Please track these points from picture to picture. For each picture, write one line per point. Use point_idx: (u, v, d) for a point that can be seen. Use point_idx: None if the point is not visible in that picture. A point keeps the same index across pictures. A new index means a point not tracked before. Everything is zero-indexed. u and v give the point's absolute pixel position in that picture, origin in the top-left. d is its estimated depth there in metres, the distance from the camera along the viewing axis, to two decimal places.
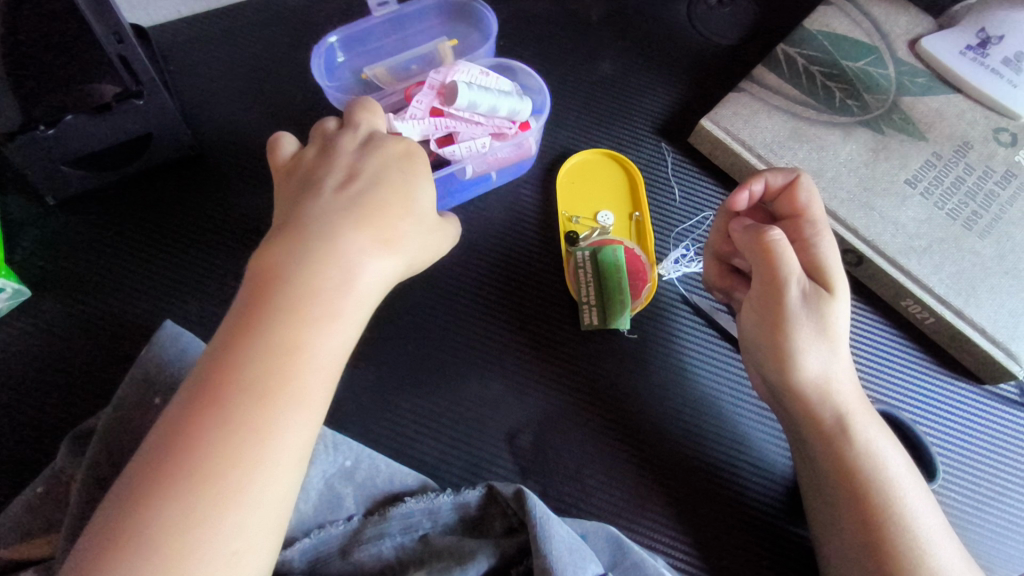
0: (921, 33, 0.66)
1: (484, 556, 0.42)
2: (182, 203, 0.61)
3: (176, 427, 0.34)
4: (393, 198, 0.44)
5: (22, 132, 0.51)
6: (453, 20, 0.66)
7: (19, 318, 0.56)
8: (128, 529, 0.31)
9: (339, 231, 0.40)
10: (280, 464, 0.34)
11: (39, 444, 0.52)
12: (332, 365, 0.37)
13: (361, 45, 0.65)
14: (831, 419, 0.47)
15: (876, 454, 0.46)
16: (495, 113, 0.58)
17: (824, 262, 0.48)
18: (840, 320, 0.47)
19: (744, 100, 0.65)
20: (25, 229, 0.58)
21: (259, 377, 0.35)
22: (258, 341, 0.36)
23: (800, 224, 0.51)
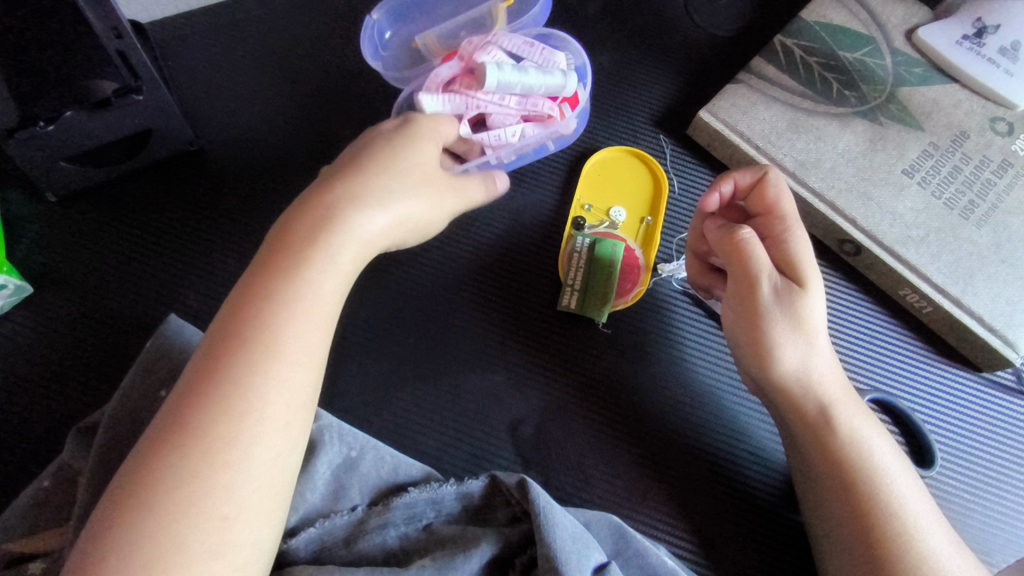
0: (918, 22, 0.66)
1: (487, 544, 0.43)
2: (183, 200, 0.61)
3: (184, 395, 0.37)
4: (372, 159, 0.45)
5: (22, 128, 0.52)
6: None
7: (21, 314, 0.56)
8: (135, 496, 0.34)
9: (324, 196, 0.43)
10: (269, 424, 0.37)
11: (45, 438, 0.53)
12: (308, 330, 0.40)
13: (409, 13, 0.64)
14: (814, 410, 0.47)
15: (860, 441, 0.46)
16: (530, 90, 0.58)
17: (800, 254, 0.49)
18: (816, 308, 0.48)
19: (742, 91, 0.65)
20: (26, 225, 0.59)
21: (253, 341, 0.38)
22: (243, 315, 0.39)
23: (774, 216, 0.51)
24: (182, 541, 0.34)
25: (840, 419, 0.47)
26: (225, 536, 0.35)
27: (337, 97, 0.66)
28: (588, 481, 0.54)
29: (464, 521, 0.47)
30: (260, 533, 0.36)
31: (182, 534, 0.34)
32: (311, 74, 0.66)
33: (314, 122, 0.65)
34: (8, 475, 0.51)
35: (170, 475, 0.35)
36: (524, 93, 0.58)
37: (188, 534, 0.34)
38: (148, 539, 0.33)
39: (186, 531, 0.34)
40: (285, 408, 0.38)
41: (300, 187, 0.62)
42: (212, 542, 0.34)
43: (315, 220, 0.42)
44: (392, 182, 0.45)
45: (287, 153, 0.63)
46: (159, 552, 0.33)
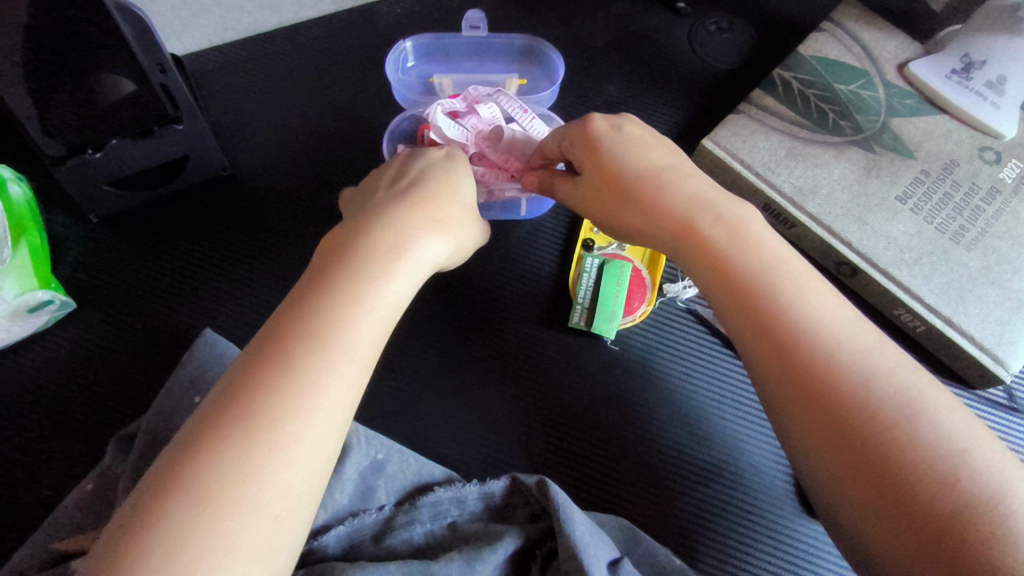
0: (909, 57, 0.70)
1: (511, 537, 0.46)
2: (217, 220, 0.65)
3: (242, 382, 0.37)
4: (438, 187, 0.50)
5: (72, 156, 0.56)
6: (528, 63, 0.71)
7: (65, 327, 0.60)
8: (185, 484, 0.34)
9: (403, 218, 0.47)
10: (327, 423, 0.38)
11: (85, 444, 0.56)
12: (375, 338, 0.42)
13: (439, 56, 0.71)
14: (704, 239, 0.45)
15: (759, 262, 0.43)
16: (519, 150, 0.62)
17: (596, 133, 0.51)
18: (655, 169, 0.49)
19: (743, 121, 0.69)
20: (69, 244, 0.63)
21: (319, 338, 0.39)
22: (318, 311, 0.40)
23: (563, 139, 0.53)
24: (230, 539, 0.33)
25: (773, 262, 0.43)
26: (270, 537, 0.34)
27: (361, 125, 0.70)
28: (605, 493, 0.57)
29: (487, 518, 0.50)
30: (298, 539, 0.36)
31: (229, 528, 0.33)
32: (336, 104, 0.71)
33: (340, 148, 0.69)
34: (50, 479, 0.54)
35: (224, 461, 0.35)
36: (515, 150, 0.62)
37: (234, 531, 0.33)
38: (195, 529, 0.33)
39: (234, 528, 0.33)
40: (340, 414, 0.39)
41: (325, 209, 0.66)
42: (259, 541, 0.34)
43: (393, 238, 0.45)
44: (457, 217, 0.50)
45: (314, 178, 0.67)
46: (204, 549, 0.32)
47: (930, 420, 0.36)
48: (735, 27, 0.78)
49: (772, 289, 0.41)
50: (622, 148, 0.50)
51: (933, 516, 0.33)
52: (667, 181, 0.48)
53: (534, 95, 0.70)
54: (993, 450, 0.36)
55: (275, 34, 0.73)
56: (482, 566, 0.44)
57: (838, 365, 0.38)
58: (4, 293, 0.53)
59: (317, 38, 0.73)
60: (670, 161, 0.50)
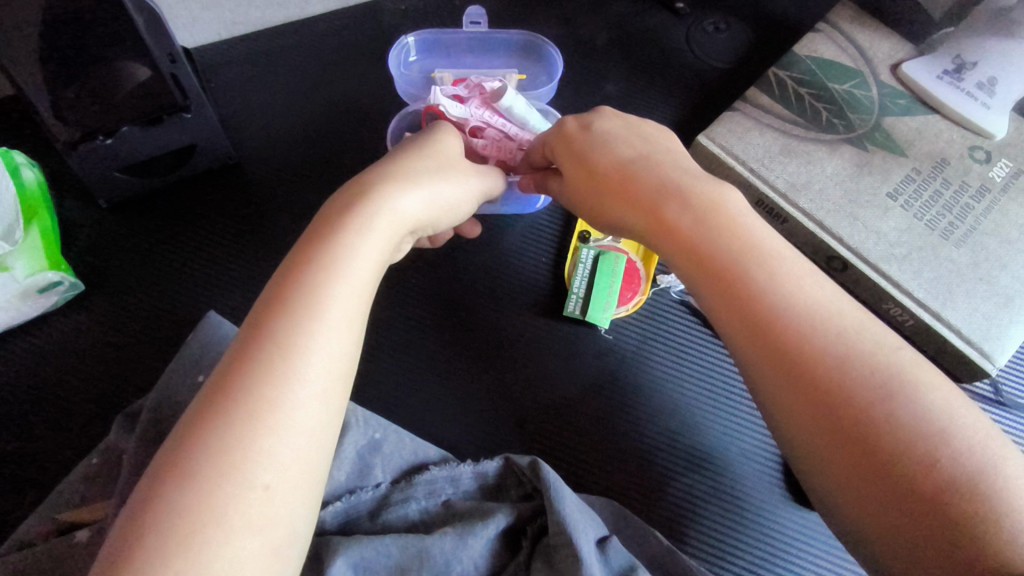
0: (902, 58, 0.71)
1: (504, 514, 0.47)
2: (222, 207, 0.67)
3: (231, 360, 0.39)
4: (408, 154, 0.51)
5: (83, 141, 0.58)
6: (525, 58, 0.73)
7: (74, 308, 0.61)
8: (180, 461, 0.35)
9: (363, 181, 0.47)
10: (314, 392, 0.38)
11: (93, 419, 0.57)
12: (356, 305, 0.42)
13: (440, 52, 0.73)
14: (682, 228, 0.46)
15: (733, 248, 0.44)
16: (527, 126, 0.64)
17: (572, 129, 0.54)
18: (629, 159, 0.50)
19: (738, 118, 0.70)
20: (79, 228, 0.64)
21: (298, 309, 0.40)
22: (297, 283, 0.41)
23: (545, 138, 0.56)
24: (223, 510, 0.34)
25: (747, 248, 0.44)
26: (265, 507, 0.35)
27: (365, 118, 0.72)
28: (600, 482, 0.58)
29: (480, 497, 0.51)
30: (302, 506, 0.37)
31: (223, 499, 0.34)
32: (341, 97, 0.73)
33: (344, 139, 0.71)
34: (58, 453, 0.56)
35: (214, 436, 0.36)
36: (524, 126, 0.64)
37: (228, 500, 0.34)
38: (190, 504, 0.34)
39: (228, 500, 0.34)
40: (327, 381, 0.39)
41: (328, 198, 0.68)
42: (255, 511, 0.35)
43: (361, 201, 0.45)
44: (427, 169, 0.49)
45: (319, 169, 0.69)
46: (200, 522, 0.33)
47: (908, 397, 0.37)
48: (732, 27, 0.80)
49: (745, 275, 0.42)
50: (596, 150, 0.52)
51: (916, 488, 0.35)
52: (642, 171, 0.49)
53: (533, 88, 0.72)
54: (971, 422, 0.37)
55: (282, 28, 0.75)
56: (475, 541, 0.45)
57: (810, 351, 0.39)
58: (16, 273, 0.55)
59: (323, 33, 0.75)
60: (643, 149, 0.52)
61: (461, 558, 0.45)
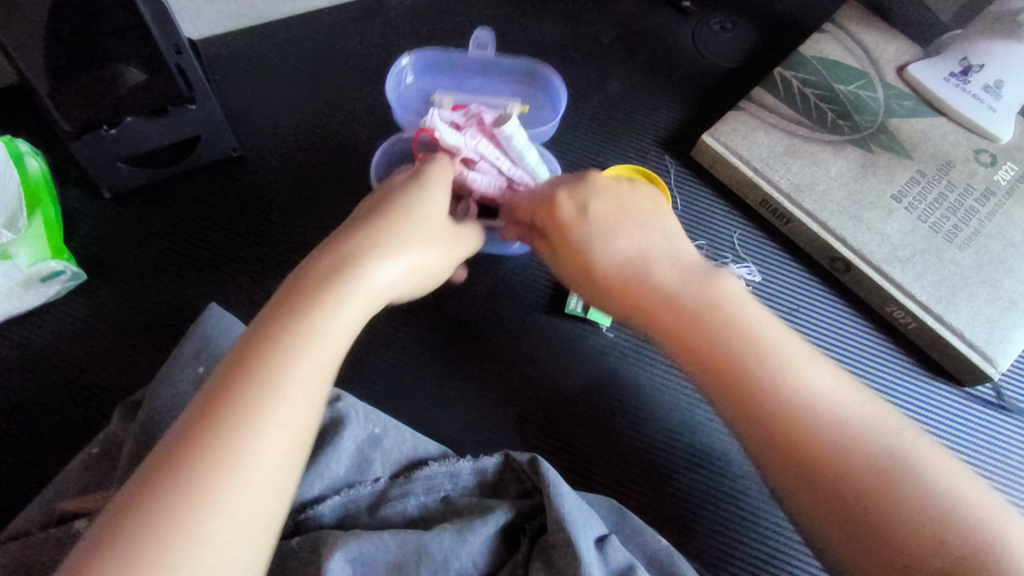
0: (908, 60, 0.71)
1: (503, 511, 0.47)
2: (225, 199, 0.67)
3: (185, 424, 0.34)
4: (401, 200, 0.45)
5: (89, 131, 0.58)
6: (529, 88, 0.69)
7: (76, 298, 0.61)
8: (107, 547, 0.30)
9: (342, 240, 0.42)
10: (271, 474, 0.34)
11: (93, 410, 0.57)
12: (328, 371, 0.37)
13: (442, 76, 0.70)
14: (676, 313, 0.45)
15: (730, 330, 0.43)
16: (523, 162, 0.57)
17: (561, 221, 0.50)
18: (626, 262, 0.48)
19: (743, 117, 0.70)
20: (82, 218, 0.64)
21: (265, 370, 0.35)
22: (270, 341, 0.36)
23: (532, 211, 0.52)
24: None
25: (749, 343, 0.43)
26: None
27: (368, 112, 0.72)
28: (600, 483, 0.57)
29: (480, 493, 0.51)
30: None
31: None
32: (345, 91, 0.73)
33: (347, 133, 0.71)
34: (58, 442, 0.56)
35: (150, 519, 0.31)
36: (518, 162, 0.58)
37: None
38: None
39: None
40: (286, 460, 0.34)
41: (331, 192, 0.68)
42: None
43: (345, 259, 0.40)
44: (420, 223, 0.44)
45: (321, 164, 0.69)
46: None
47: (919, 479, 0.38)
48: (738, 26, 0.79)
49: (752, 372, 0.42)
50: (585, 241, 0.49)
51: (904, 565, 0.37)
52: (638, 276, 0.47)
53: (535, 121, 0.67)
54: (981, 502, 0.37)
55: (286, 21, 0.75)
56: (474, 537, 0.45)
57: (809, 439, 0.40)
58: (19, 262, 0.56)
59: (327, 25, 0.75)
60: (636, 243, 0.48)
61: (460, 554, 0.45)
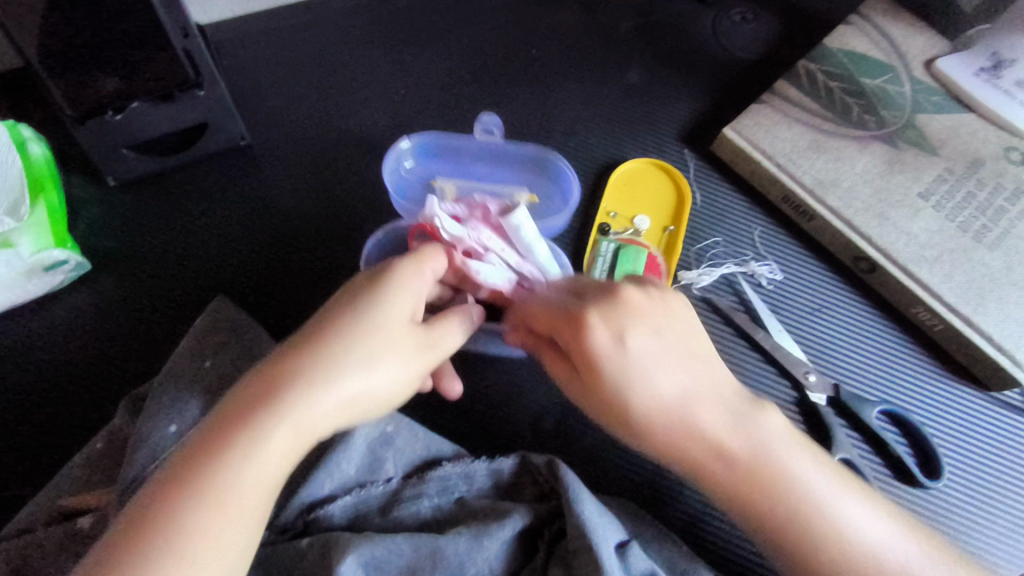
0: (937, 54, 0.69)
1: (520, 515, 0.46)
2: (232, 189, 0.65)
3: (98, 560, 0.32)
4: (352, 320, 0.40)
5: (94, 116, 0.57)
6: (540, 175, 0.66)
7: (79, 288, 0.60)
8: None
9: (289, 357, 0.38)
10: None
11: (96, 404, 0.56)
12: (245, 523, 0.34)
13: (448, 159, 0.66)
14: (692, 440, 0.41)
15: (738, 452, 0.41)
16: (531, 254, 0.55)
17: (593, 349, 0.41)
18: (670, 407, 0.41)
19: (766, 111, 0.68)
20: (86, 206, 0.63)
21: (173, 525, 0.33)
22: (185, 493, 0.33)
23: (556, 326, 0.44)
24: None
25: (764, 474, 0.40)
26: None
27: (379, 100, 0.70)
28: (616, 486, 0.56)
29: (495, 496, 0.49)
30: None
31: None
32: (355, 78, 0.71)
33: (357, 123, 0.69)
34: (61, 436, 0.55)
35: None
36: (526, 254, 0.55)
37: None
38: None
39: None
40: None
41: (341, 183, 0.66)
42: None
43: (272, 401, 0.36)
44: (365, 347, 0.39)
45: (331, 155, 0.67)
46: None
47: None
48: (760, 17, 0.77)
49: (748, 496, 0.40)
50: (625, 384, 0.41)
51: None
52: (680, 418, 0.41)
53: (544, 214, 0.63)
54: None
55: (296, 6, 0.73)
56: (490, 543, 0.44)
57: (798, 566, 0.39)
58: (20, 250, 0.54)
59: (338, 11, 0.73)
60: (678, 378, 0.41)
61: (475, 559, 0.43)
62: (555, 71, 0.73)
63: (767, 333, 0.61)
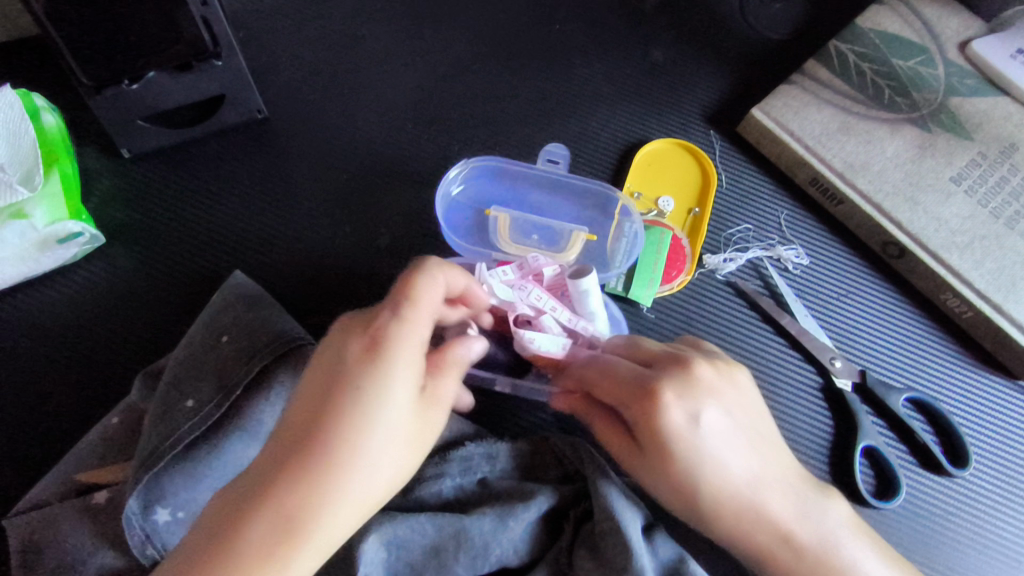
0: (972, 35, 0.67)
1: (545, 496, 0.45)
2: (248, 163, 0.63)
3: None
4: (360, 405, 0.35)
5: (111, 86, 0.55)
6: (599, 214, 0.63)
7: (94, 261, 0.58)
8: None
9: (281, 466, 0.33)
10: None
11: (112, 378, 0.55)
12: None
13: (504, 188, 0.64)
14: (758, 522, 0.40)
15: (800, 528, 0.40)
16: (589, 316, 0.54)
17: (669, 431, 0.40)
18: (732, 492, 0.40)
19: (795, 92, 0.66)
20: (101, 178, 0.62)
21: None
22: None
23: (624, 399, 0.43)
24: None
25: (818, 546, 0.40)
26: None
27: (398, 76, 0.68)
28: None
29: (518, 476, 0.48)
30: None
31: None
32: (375, 53, 0.69)
33: (377, 99, 0.67)
34: (77, 410, 0.54)
35: None
36: (583, 315, 0.54)
37: None
38: None
39: None
40: None
41: (359, 159, 0.65)
42: None
43: (283, 513, 0.32)
44: (377, 437, 0.35)
45: (350, 131, 0.66)
46: None
47: None
48: None
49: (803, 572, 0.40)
50: (686, 464, 0.40)
51: None
52: (738, 505, 0.40)
53: (596, 256, 0.61)
54: None
55: None
56: (515, 523, 0.43)
57: None
58: (35, 222, 0.53)
59: None
60: (740, 458, 0.41)
61: (500, 540, 0.43)
62: (578, 48, 0.72)
63: (792, 318, 0.60)
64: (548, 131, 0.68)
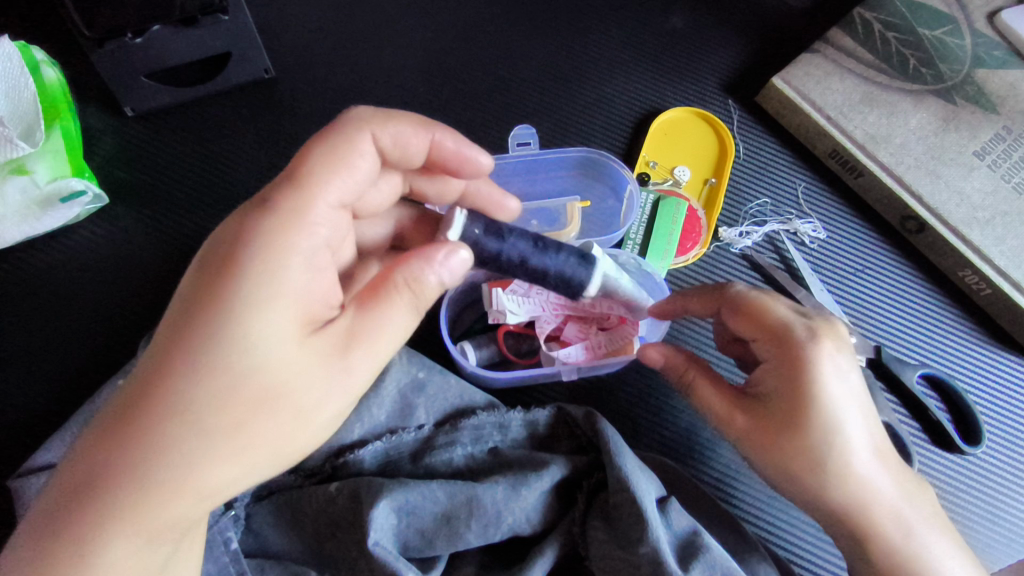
0: (1000, 6, 0.65)
1: (558, 466, 0.44)
2: (253, 123, 0.62)
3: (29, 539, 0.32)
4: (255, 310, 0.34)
5: (113, 38, 0.54)
6: (590, 176, 0.61)
7: (96, 222, 0.57)
8: None
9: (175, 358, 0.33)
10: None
11: (117, 340, 0.54)
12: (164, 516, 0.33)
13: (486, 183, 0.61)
14: (864, 494, 0.41)
15: (899, 502, 0.42)
16: (614, 290, 0.52)
17: (822, 379, 0.40)
18: (857, 468, 0.41)
19: (817, 60, 0.64)
20: (103, 137, 0.60)
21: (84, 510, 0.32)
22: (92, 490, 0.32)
23: (771, 341, 0.43)
24: None
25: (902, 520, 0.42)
26: None
27: (409, 39, 0.66)
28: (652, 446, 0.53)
29: (529, 446, 0.48)
30: None
31: None
32: (384, 14, 0.67)
33: (387, 61, 0.65)
34: (83, 371, 0.53)
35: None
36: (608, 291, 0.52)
37: None
38: None
39: None
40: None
41: None
42: None
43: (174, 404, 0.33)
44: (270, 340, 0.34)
45: (358, 94, 0.64)
46: None
47: None
48: None
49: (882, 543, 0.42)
50: (828, 419, 0.40)
51: None
52: (854, 474, 0.41)
53: (601, 220, 0.61)
54: None
55: None
56: (528, 492, 0.43)
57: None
58: (36, 177, 0.52)
59: None
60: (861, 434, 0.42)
61: (513, 508, 0.42)
62: (594, 12, 0.70)
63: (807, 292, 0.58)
64: (563, 97, 0.66)
